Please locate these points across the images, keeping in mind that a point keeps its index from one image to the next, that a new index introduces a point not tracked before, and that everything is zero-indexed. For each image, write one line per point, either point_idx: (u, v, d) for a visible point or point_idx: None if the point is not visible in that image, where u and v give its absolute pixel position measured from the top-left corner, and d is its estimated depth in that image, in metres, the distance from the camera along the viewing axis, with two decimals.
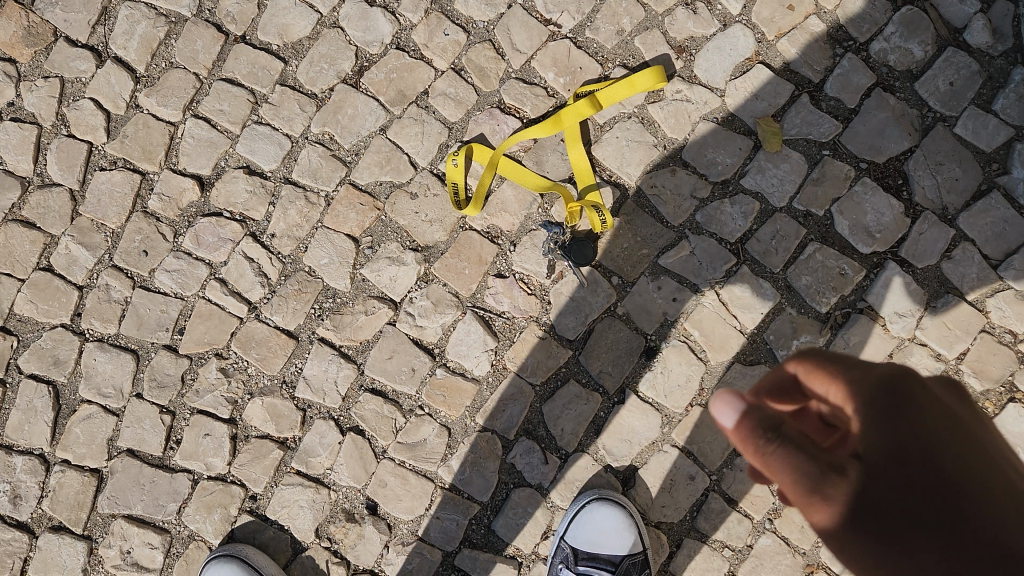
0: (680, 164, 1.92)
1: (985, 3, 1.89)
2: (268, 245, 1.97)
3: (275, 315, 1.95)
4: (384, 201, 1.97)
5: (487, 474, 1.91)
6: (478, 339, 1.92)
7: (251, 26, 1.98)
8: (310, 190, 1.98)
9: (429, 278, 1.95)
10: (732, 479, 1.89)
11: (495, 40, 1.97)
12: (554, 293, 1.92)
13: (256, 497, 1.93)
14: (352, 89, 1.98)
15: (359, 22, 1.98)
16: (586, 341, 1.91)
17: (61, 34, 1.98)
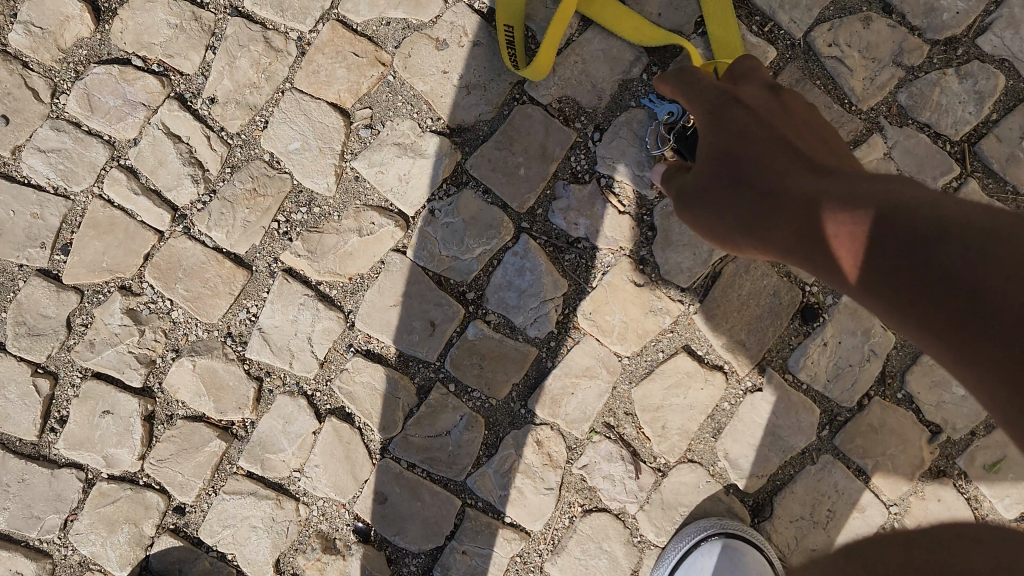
0: (879, 9, 1.18)
1: None
2: (204, 118, 1.23)
3: (214, 231, 1.23)
4: (392, 52, 1.21)
5: (542, 491, 1.23)
6: (537, 283, 1.21)
7: None
8: (272, 30, 1.22)
9: (461, 181, 1.21)
10: (922, 513, 1.22)
11: None
12: (661, 212, 1.20)
13: (186, 509, 1.26)
14: None
15: None
16: (708, 292, 1.21)
17: None
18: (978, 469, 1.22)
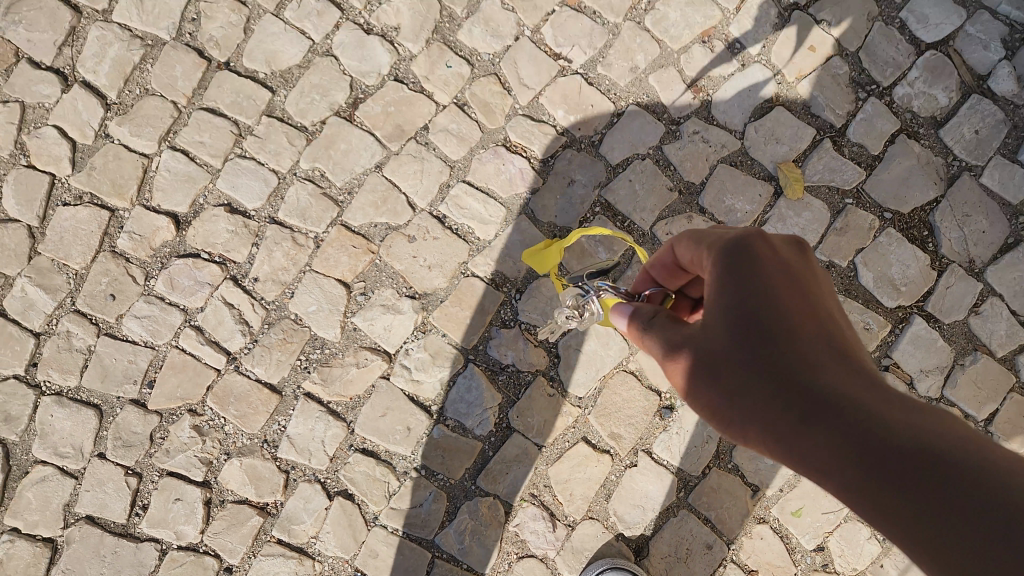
0: (697, 209, 1.82)
1: (1009, 50, 1.82)
2: (251, 291, 1.80)
3: (256, 367, 1.78)
4: (379, 244, 1.82)
5: (488, 543, 1.76)
6: (480, 396, 1.77)
7: (236, 50, 1.82)
8: (298, 231, 1.82)
9: (427, 329, 1.79)
10: (751, 548, 1.78)
11: (502, 74, 1.84)
12: (562, 346, 1.78)
13: (233, 568, 1.76)
14: (346, 122, 1.83)
15: (355, 50, 1.83)
16: (596, 398, 1.78)
17: (24, 55, 1.78)
18: (787, 515, 1.79)
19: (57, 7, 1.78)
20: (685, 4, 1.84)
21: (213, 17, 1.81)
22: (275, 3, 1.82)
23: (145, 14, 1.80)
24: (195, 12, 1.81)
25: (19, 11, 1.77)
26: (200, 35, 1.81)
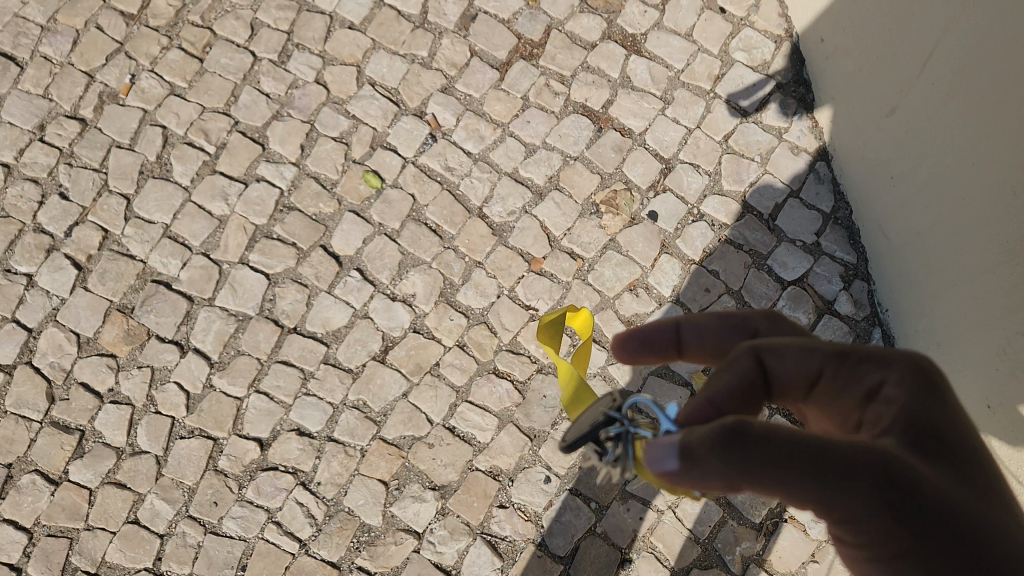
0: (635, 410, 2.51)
1: (846, 282, 2.61)
2: (315, 491, 2.46)
3: (321, 549, 2.41)
4: (407, 450, 2.49)
5: None
6: (487, 560, 2.40)
7: (301, 318, 2.58)
8: (348, 445, 2.49)
9: (446, 511, 2.44)
10: None
11: (490, 322, 2.58)
12: (545, 517, 2.42)
13: None
14: (380, 363, 2.55)
15: (384, 312, 2.58)
16: (573, 556, 2.40)
17: (153, 333, 2.55)
18: None
19: (177, 299, 2.57)
20: (615, 265, 2.62)
21: (285, 296, 2.59)
22: (328, 284, 2.60)
23: (237, 298, 2.58)
24: (272, 294, 2.59)
25: (151, 303, 2.56)
26: (276, 309, 2.58)
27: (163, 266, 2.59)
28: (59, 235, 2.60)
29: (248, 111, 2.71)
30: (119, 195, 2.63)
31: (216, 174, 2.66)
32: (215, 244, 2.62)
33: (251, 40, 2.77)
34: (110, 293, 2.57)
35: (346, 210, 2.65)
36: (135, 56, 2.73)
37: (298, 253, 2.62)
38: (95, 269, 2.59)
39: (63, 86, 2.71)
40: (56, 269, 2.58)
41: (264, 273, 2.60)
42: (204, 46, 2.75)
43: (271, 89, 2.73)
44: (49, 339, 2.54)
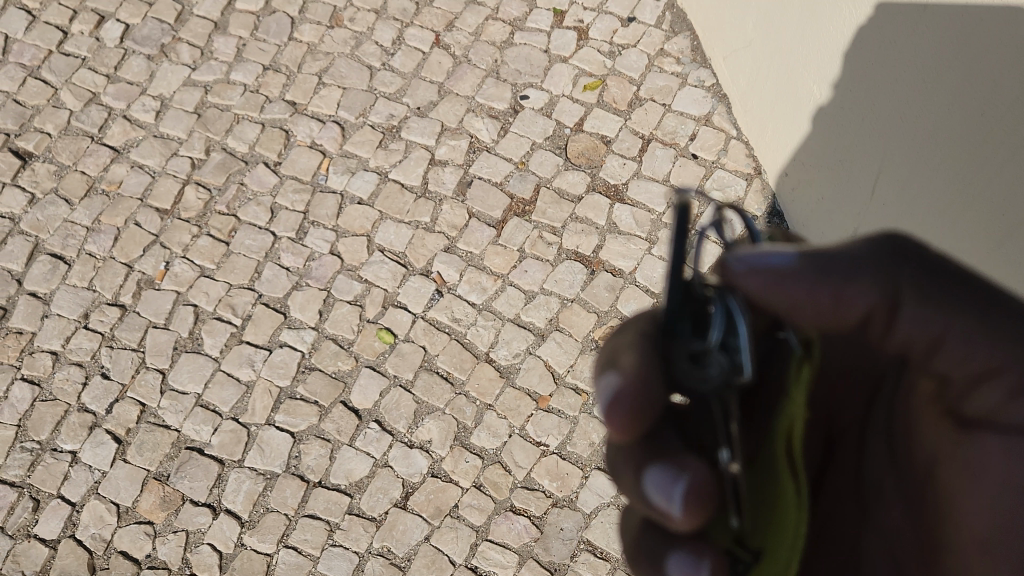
0: None
1: None
2: None
3: None
4: None
5: None
6: None
7: (325, 472, 2.72)
8: None
9: None
10: None
11: (504, 460, 2.71)
12: None
13: None
14: (402, 509, 2.67)
15: (403, 459, 2.72)
16: None
17: (187, 497, 2.71)
18: None
19: (209, 463, 2.75)
20: None
21: (309, 452, 2.75)
22: (348, 436, 2.77)
23: (264, 457, 2.74)
24: (297, 451, 2.75)
25: (184, 469, 2.74)
26: (301, 465, 2.73)
27: (195, 433, 2.79)
28: (101, 412, 2.82)
29: (270, 284, 2.97)
30: (155, 370, 2.86)
31: (243, 344, 2.89)
32: (243, 409, 2.81)
33: (271, 221, 3.06)
34: (147, 462, 2.76)
35: (363, 366, 2.85)
36: (169, 244, 3.03)
37: (320, 410, 2.80)
38: (134, 442, 2.78)
39: (105, 276, 2.99)
40: (97, 444, 2.78)
41: (289, 432, 2.78)
42: (230, 231, 3.05)
43: (290, 263, 3.00)
44: (90, 512, 2.70)
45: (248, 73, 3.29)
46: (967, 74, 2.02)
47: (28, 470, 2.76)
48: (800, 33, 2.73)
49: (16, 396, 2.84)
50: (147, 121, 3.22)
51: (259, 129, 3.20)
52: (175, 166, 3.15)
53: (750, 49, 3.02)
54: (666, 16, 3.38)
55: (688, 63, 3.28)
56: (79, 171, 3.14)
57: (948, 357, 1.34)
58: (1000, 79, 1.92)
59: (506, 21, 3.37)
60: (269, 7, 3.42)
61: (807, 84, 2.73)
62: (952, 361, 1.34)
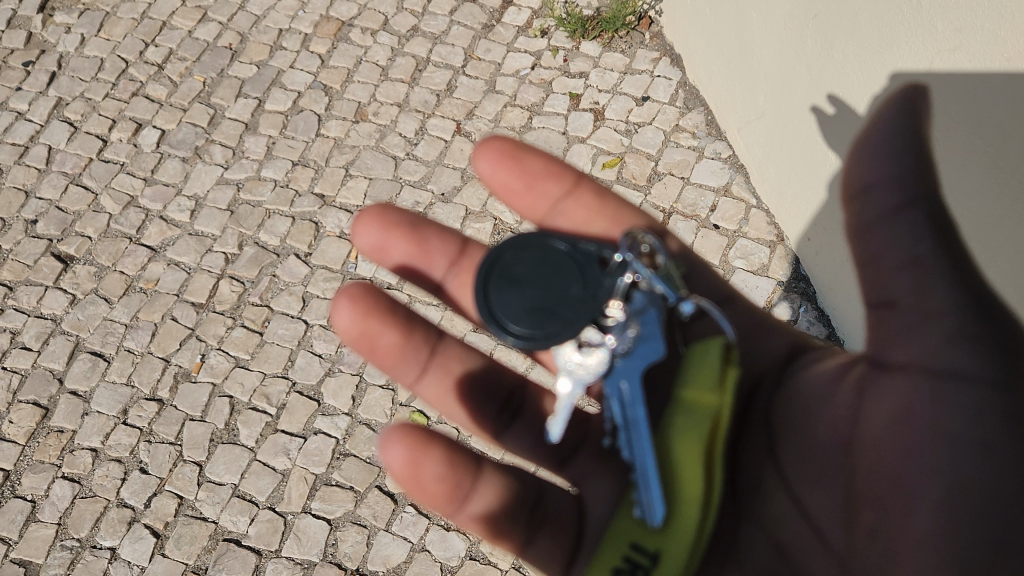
0: None
1: None
2: None
3: None
4: None
5: None
6: None
7: (363, 559, 2.74)
8: None
9: None
10: None
11: None
12: None
13: None
14: None
15: (440, 543, 2.75)
16: None
17: None
18: None
19: (247, 553, 2.76)
20: None
21: (346, 538, 2.76)
22: (385, 521, 2.79)
23: (302, 546, 2.75)
24: (334, 538, 2.76)
25: (222, 561, 2.75)
26: (338, 553, 2.74)
27: (232, 524, 2.80)
28: (139, 506, 2.84)
29: (304, 372, 3.02)
30: (192, 463, 2.89)
31: (278, 432, 2.92)
32: (280, 498, 2.83)
33: (303, 310, 3.13)
34: (185, 555, 2.77)
35: None
36: (205, 338, 3.10)
37: (355, 495, 2.82)
38: (172, 535, 2.80)
39: (143, 371, 3.06)
40: (137, 539, 2.79)
41: (325, 519, 2.79)
42: (263, 321, 3.12)
43: (323, 350, 3.06)
44: None
45: (278, 170, 3.42)
46: (976, 128, 2.12)
47: (68, 568, 2.77)
48: (810, 108, 2.81)
49: (57, 495, 2.88)
50: (183, 220, 3.34)
51: (289, 222, 3.30)
52: (210, 261, 3.25)
53: (763, 124, 3.10)
54: (680, 93, 3.48)
55: (704, 137, 3.36)
56: (118, 271, 3.25)
57: (902, 313, 1.62)
58: (1011, 129, 2.01)
59: (524, 106, 3.49)
60: (297, 107, 3.57)
61: (823, 155, 2.80)
62: (907, 316, 1.61)
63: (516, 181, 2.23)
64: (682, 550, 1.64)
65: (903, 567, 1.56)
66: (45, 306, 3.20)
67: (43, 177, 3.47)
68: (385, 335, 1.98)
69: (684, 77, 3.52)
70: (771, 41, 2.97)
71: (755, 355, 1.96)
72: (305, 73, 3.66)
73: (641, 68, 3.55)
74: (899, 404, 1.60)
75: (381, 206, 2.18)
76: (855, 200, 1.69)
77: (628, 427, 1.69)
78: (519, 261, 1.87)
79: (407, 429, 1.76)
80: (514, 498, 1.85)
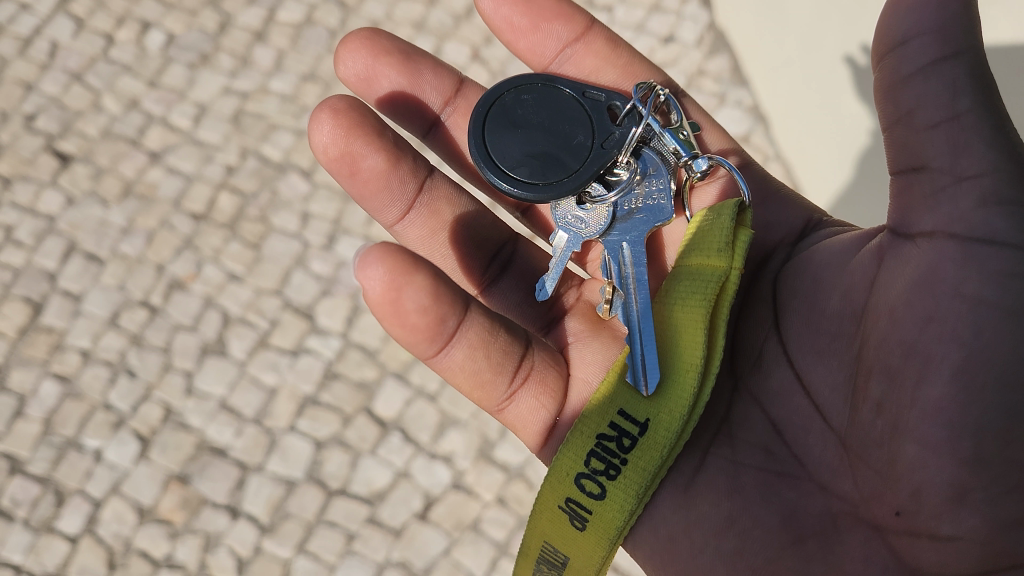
0: None
1: None
2: None
3: None
4: None
5: None
6: None
7: (346, 480, 2.74)
8: None
9: None
10: None
11: (526, 475, 2.75)
12: None
13: None
14: (422, 520, 2.70)
15: (426, 471, 2.75)
16: None
17: (208, 500, 2.73)
18: None
19: (231, 466, 2.76)
20: None
21: (331, 459, 2.76)
22: (371, 444, 2.77)
23: (286, 463, 2.75)
24: (318, 458, 2.76)
25: (206, 472, 2.75)
26: (322, 472, 2.74)
27: (218, 435, 2.79)
28: (126, 410, 2.83)
29: (299, 290, 2.97)
30: (181, 372, 2.87)
31: (269, 348, 2.89)
32: (267, 413, 2.81)
33: (302, 228, 3.07)
34: (169, 462, 2.76)
35: (389, 375, 2.86)
36: (201, 248, 3.05)
37: (343, 417, 2.80)
38: (157, 441, 2.79)
39: (137, 277, 3.01)
40: (122, 443, 2.79)
41: (312, 438, 2.78)
42: (261, 236, 3.06)
43: (321, 270, 3.00)
44: (112, 510, 2.72)
45: (287, 83, 3.32)
46: None
47: (53, 465, 2.77)
48: (845, 57, 2.89)
49: (45, 393, 2.86)
50: (186, 127, 3.25)
51: (294, 137, 3.22)
52: (211, 171, 3.17)
53: (781, 77, 3.13)
54: (707, 36, 3.32)
55: (727, 82, 3.25)
56: (116, 173, 3.17)
57: (934, 177, 1.63)
58: None
59: None
60: (310, 20, 3.45)
61: (853, 104, 2.88)
62: (939, 178, 1.62)
63: (522, 18, 2.35)
64: (680, 409, 1.76)
65: (906, 432, 1.58)
66: (41, 205, 3.13)
67: (44, 71, 3.35)
68: (369, 159, 2.09)
69: (712, 19, 3.35)
70: None
71: (768, 227, 2.07)
72: None
73: (668, 6, 3.36)
74: (920, 271, 1.61)
75: (373, 33, 2.32)
76: (890, 56, 1.69)
77: (629, 284, 1.91)
78: (523, 105, 2.03)
79: (391, 250, 1.64)
80: (502, 345, 1.84)
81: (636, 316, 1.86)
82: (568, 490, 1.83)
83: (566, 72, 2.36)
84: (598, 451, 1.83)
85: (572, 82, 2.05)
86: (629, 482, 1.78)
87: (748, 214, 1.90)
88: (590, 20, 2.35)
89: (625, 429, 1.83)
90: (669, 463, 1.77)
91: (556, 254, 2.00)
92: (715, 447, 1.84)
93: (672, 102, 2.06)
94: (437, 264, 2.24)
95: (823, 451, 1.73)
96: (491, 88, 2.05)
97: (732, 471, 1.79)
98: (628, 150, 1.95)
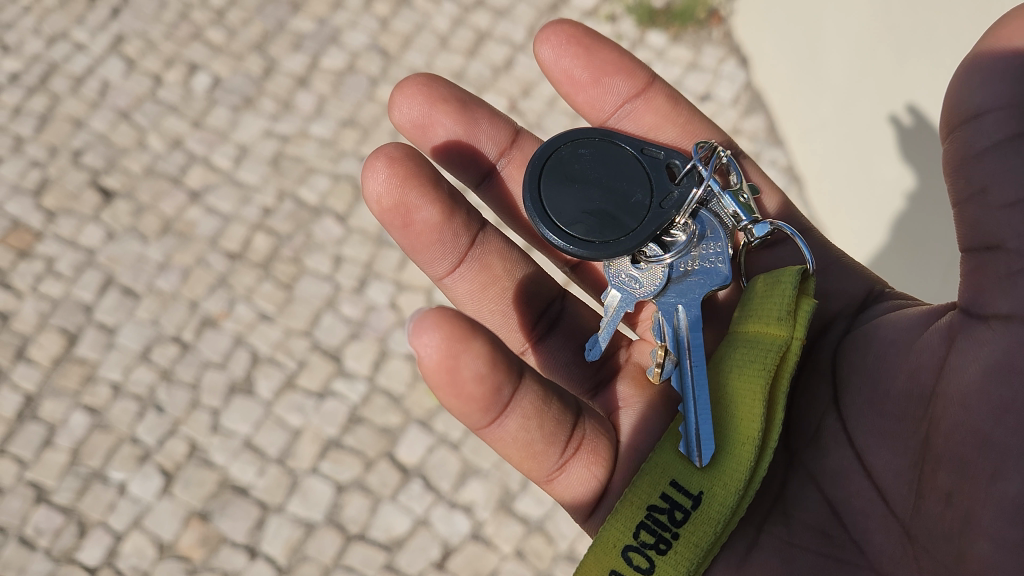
0: None
1: None
2: None
3: None
4: None
5: None
6: None
7: (366, 524, 2.73)
8: None
9: None
10: None
11: (546, 529, 2.72)
12: None
13: None
14: (440, 569, 2.69)
15: (446, 520, 2.74)
16: None
17: (227, 538, 2.73)
18: None
19: (251, 505, 2.76)
20: None
21: (351, 503, 2.76)
22: (392, 490, 2.77)
23: (307, 505, 2.76)
24: (339, 501, 2.76)
25: (227, 509, 2.76)
26: (342, 516, 2.74)
27: (241, 473, 2.80)
28: (152, 444, 2.86)
29: (328, 332, 3.00)
30: (208, 409, 2.90)
31: (295, 389, 2.91)
32: (290, 454, 2.82)
33: (334, 271, 3.11)
34: (191, 498, 2.78)
35: (413, 422, 2.87)
36: (234, 287, 3.10)
37: (366, 461, 2.81)
38: (181, 476, 2.81)
39: (171, 313, 3.06)
40: (146, 477, 2.81)
41: (333, 481, 2.79)
42: (293, 277, 3.10)
43: (350, 313, 3.04)
44: (132, 544, 2.74)
45: (326, 128, 3.39)
46: None
47: (77, 495, 2.79)
48: (889, 116, 2.72)
49: (75, 424, 2.89)
50: (227, 167, 3.33)
51: (331, 181, 3.28)
52: (248, 211, 3.23)
53: (827, 133, 3.05)
54: (743, 96, 3.39)
55: (762, 142, 3.30)
56: (156, 211, 3.25)
57: (1010, 259, 1.59)
58: None
59: None
60: (353, 68, 3.53)
61: (894, 164, 2.74)
62: (1015, 260, 1.58)
63: (582, 72, 2.39)
64: (735, 484, 1.74)
65: (977, 528, 1.55)
66: (82, 238, 3.21)
67: (94, 109, 3.46)
68: (423, 211, 2.11)
69: (748, 80, 3.43)
70: (846, 44, 2.91)
71: (828, 296, 2.05)
72: (364, 35, 3.61)
73: (705, 65, 3.45)
74: (995, 357, 1.58)
75: (429, 80, 2.36)
76: (961, 128, 1.67)
77: (685, 350, 1.89)
78: (580, 159, 2.06)
79: (449, 315, 1.62)
80: (554, 415, 1.84)
81: (691, 383, 1.84)
82: (613, 562, 1.80)
83: (625, 127, 2.40)
84: (649, 523, 1.81)
85: (631, 139, 2.07)
86: (680, 558, 1.76)
87: (810, 283, 1.89)
88: (650, 76, 2.38)
89: (678, 501, 1.81)
90: (721, 539, 1.75)
91: (609, 313, 2.01)
92: (768, 524, 1.81)
93: (733, 164, 2.09)
94: (485, 318, 2.27)
95: (884, 539, 1.70)
96: (547, 141, 2.08)
97: (786, 554, 1.76)
98: (686, 212, 1.98)
